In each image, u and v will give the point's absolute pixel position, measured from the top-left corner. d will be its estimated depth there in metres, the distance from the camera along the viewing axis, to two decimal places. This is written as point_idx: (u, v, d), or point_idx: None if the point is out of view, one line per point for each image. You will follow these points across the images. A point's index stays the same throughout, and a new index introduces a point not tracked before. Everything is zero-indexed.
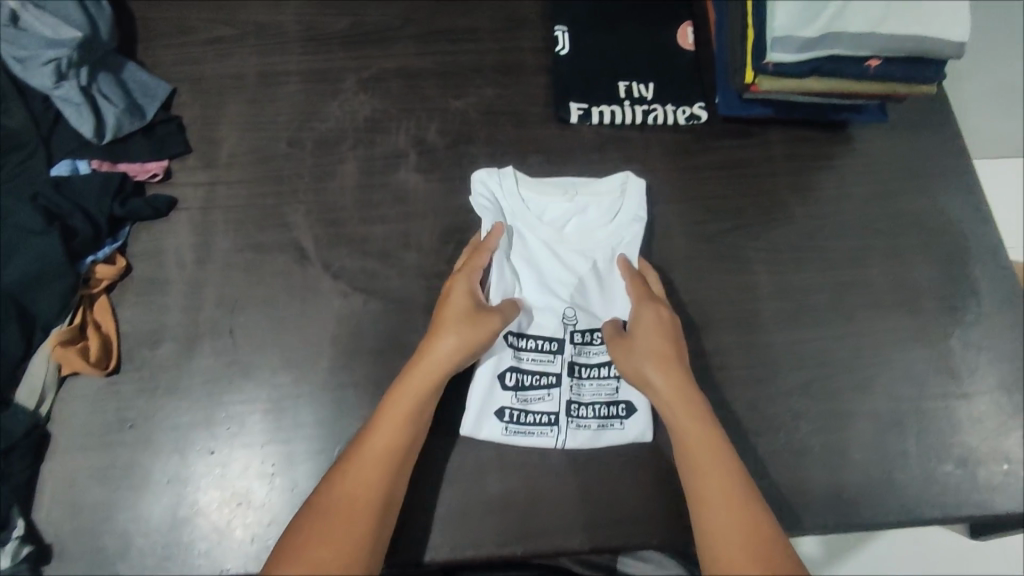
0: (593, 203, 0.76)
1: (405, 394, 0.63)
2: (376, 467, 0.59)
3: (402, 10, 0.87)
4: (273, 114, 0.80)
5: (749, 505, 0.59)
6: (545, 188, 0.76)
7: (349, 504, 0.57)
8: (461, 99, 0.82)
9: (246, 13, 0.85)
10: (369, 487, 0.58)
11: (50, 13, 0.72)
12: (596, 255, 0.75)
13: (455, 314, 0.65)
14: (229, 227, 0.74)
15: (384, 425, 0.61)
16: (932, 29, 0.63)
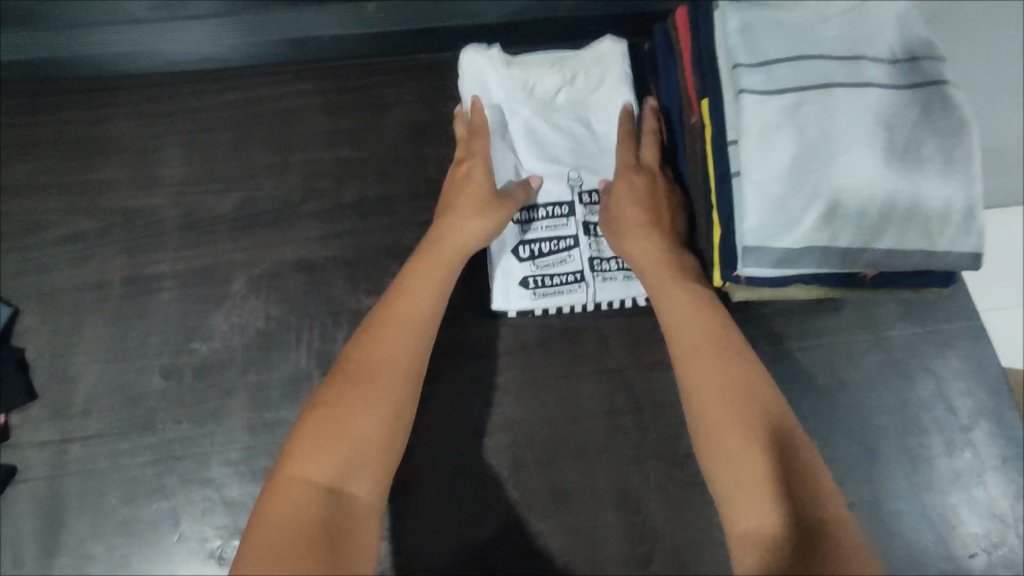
0: (580, 73, 0.74)
1: (426, 278, 0.61)
2: (400, 343, 0.56)
3: (303, 179, 0.73)
4: (142, 335, 0.65)
5: (761, 396, 0.53)
6: (531, 63, 0.73)
7: (367, 375, 0.54)
8: (375, 294, 0.68)
9: (111, 198, 0.71)
10: (394, 380, 0.54)
11: None
12: (588, 115, 0.74)
13: (473, 194, 0.65)
14: (85, 498, 0.59)
15: (411, 307, 0.59)
16: (937, 241, 0.51)
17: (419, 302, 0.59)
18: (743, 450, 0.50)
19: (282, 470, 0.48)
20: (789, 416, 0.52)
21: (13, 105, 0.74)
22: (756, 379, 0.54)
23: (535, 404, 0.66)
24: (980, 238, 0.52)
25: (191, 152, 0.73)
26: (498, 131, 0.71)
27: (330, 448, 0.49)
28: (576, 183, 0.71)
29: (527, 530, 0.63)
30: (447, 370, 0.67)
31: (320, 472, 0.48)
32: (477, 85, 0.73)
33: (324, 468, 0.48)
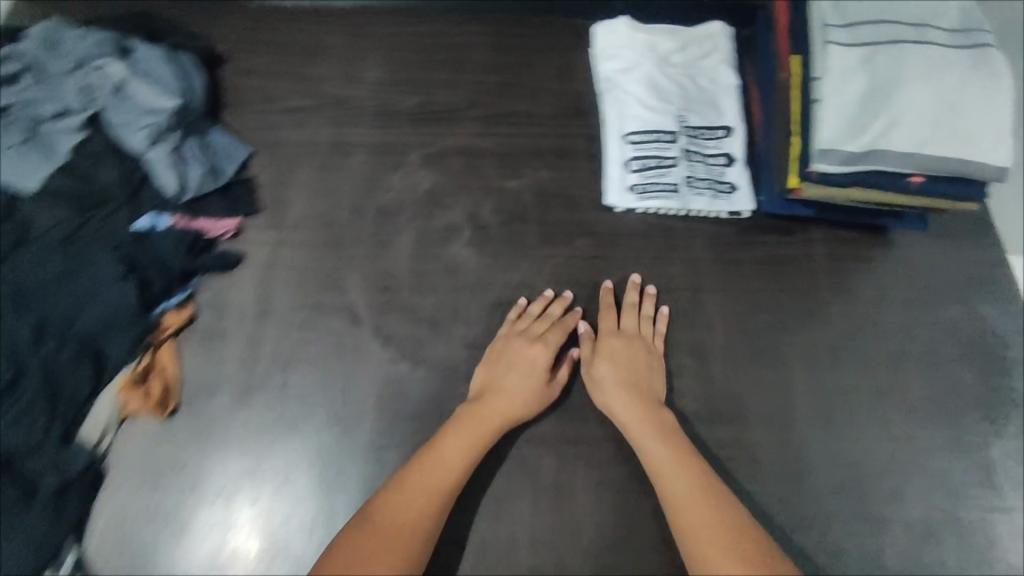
0: (691, 43, 0.94)
1: (463, 438, 0.68)
2: (423, 496, 0.63)
3: (471, 93, 0.94)
4: (340, 181, 0.85)
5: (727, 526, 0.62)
6: (653, 31, 0.94)
7: (397, 519, 0.61)
8: (517, 179, 0.88)
9: (324, 87, 0.93)
10: (413, 531, 0.61)
11: (151, 84, 0.80)
12: (695, 74, 0.93)
13: (523, 374, 0.72)
14: (290, 286, 0.78)
15: (444, 461, 0.66)
16: (973, 152, 0.68)
17: (447, 452, 0.67)
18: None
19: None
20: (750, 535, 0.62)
21: (256, 13, 0.97)
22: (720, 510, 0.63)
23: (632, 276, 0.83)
24: (1009, 153, 0.68)
25: (386, 64, 0.96)
26: (620, 77, 0.92)
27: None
28: (681, 120, 0.89)
29: None
30: (565, 242, 0.84)
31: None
32: (608, 43, 0.94)
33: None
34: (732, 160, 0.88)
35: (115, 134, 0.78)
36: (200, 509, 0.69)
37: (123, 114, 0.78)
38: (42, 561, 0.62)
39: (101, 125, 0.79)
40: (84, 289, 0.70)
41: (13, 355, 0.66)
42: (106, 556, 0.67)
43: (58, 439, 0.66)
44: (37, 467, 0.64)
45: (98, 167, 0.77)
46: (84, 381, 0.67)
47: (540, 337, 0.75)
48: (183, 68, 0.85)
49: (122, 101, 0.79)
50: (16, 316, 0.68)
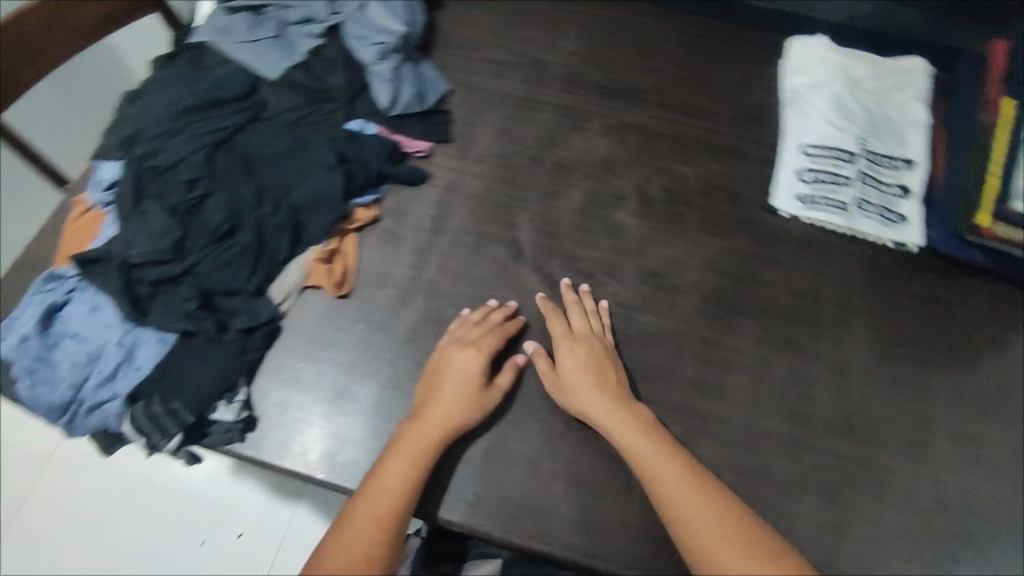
0: (886, 73, 0.94)
1: (402, 454, 0.66)
2: (374, 519, 0.62)
3: (656, 81, 0.99)
4: (525, 131, 0.91)
5: (726, 537, 0.61)
6: (847, 56, 0.94)
7: (349, 559, 0.60)
8: (690, 166, 0.91)
9: (524, 48, 1.00)
10: (369, 555, 0.61)
11: (387, 8, 0.90)
12: (885, 102, 0.92)
13: (458, 383, 0.70)
14: (466, 211, 0.84)
15: (384, 487, 0.64)
16: None
17: (388, 475, 0.65)
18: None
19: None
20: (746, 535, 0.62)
21: None
22: (712, 519, 0.62)
23: (786, 278, 0.83)
24: None
25: (581, 39, 1.02)
26: (806, 91, 0.93)
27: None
28: (863, 144, 0.88)
29: (756, 360, 0.78)
30: (725, 233, 0.86)
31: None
32: (801, 58, 0.96)
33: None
34: (909, 192, 0.87)
35: (350, 45, 0.88)
36: (362, 389, 0.73)
37: (360, 29, 0.89)
38: (222, 388, 0.68)
39: (337, 38, 0.89)
40: (302, 166, 0.79)
41: (235, 206, 0.76)
42: (268, 405, 0.71)
43: (254, 288, 0.73)
44: (232, 307, 0.72)
45: (331, 72, 0.86)
46: (285, 244, 0.76)
47: (472, 345, 0.72)
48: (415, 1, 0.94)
49: (361, 21, 0.89)
50: (244, 176, 0.77)
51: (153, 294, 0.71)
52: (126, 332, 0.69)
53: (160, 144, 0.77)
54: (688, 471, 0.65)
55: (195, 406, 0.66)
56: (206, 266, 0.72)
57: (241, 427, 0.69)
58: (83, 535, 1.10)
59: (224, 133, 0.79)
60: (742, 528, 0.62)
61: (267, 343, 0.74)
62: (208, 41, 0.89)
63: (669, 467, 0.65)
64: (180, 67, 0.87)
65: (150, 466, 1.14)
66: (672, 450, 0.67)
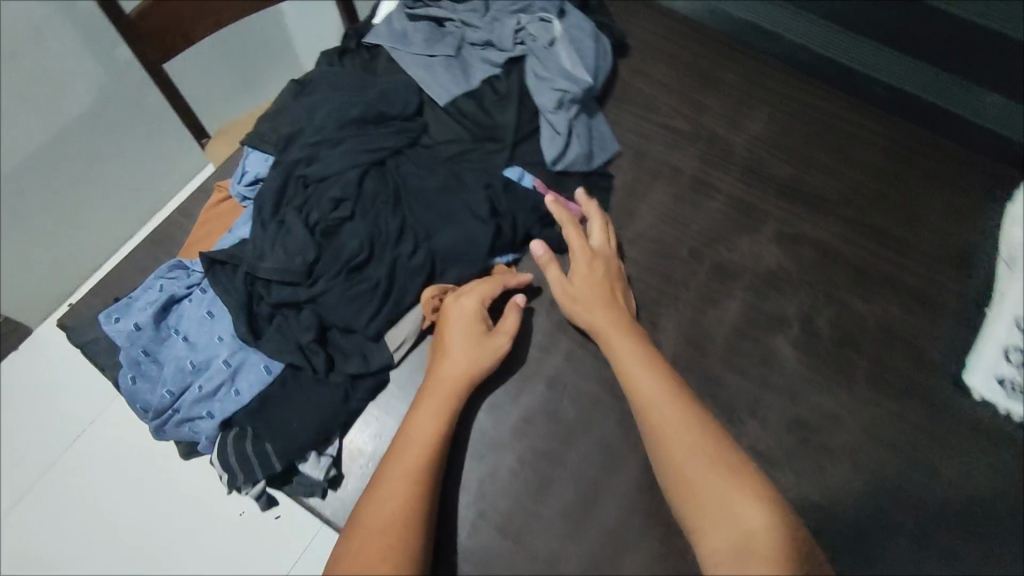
0: None
1: (424, 409, 0.63)
2: (405, 472, 0.59)
3: (844, 189, 0.86)
4: (690, 219, 0.82)
5: (706, 462, 0.62)
6: None
7: (388, 517, 0.57)
8: (867, 302, 0.79)
9: (707, 119, 0.90)
10: (405, 502, 0.58)
11: (576, 52, 0.82)
12: None
13: (461, 330, 0.67)
14: None
15: (410, 437, 0.62)
16: None
17: (414, 427, 0.62)
18: (710, 519, 0.60)
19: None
20: (721, 455, 0.62)
21: (672, 27, 0.98)
22: (688, 439, 0.63)
23: (963, 472, 0.69)
24: None
25: (772, 122, 0.90)
26: None
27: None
28: None
29: (908, 565, 0.65)
30: (896, 396, 0.73)
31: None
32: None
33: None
34: None
35: (530, 84, 0.81)
36: (459, 472, 0.67)
37: (544, 68, 0.81)
38: (317, 440, 0.63)
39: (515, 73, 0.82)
40: (452, 209, 0.73)
41: (374, 238, 0.70)
42: (357, 466, 0.66)
43: (373, 333, 0.68)
44: (346, 348, 0.68)
45: (501, 108, 0.79)
46: (414, 290, 0.70)
47: (468, 291, 0.69)
48: (603, 46, 0.86)
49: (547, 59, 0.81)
50: (391, 207, 0.71)
51: (272, 315, 0.67)
52: (234, 352, 0.65)
53: (315, 153, 0.73)
54: (659, 389, 0.65)
55: (286, 454, 0.62)
56: (332, 299, 0.67)
57: (325, 485, 0.63)
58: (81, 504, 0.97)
59: (381, 154, 0.74)
60: (715, 446, 0.63)
61: (372, 395, 0.68)
62: (382, 47, 0.84)
63: (642, 385, 0.66)
64: (349, 69, 0.83)
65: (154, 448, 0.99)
66: (646, 364, 0.67)
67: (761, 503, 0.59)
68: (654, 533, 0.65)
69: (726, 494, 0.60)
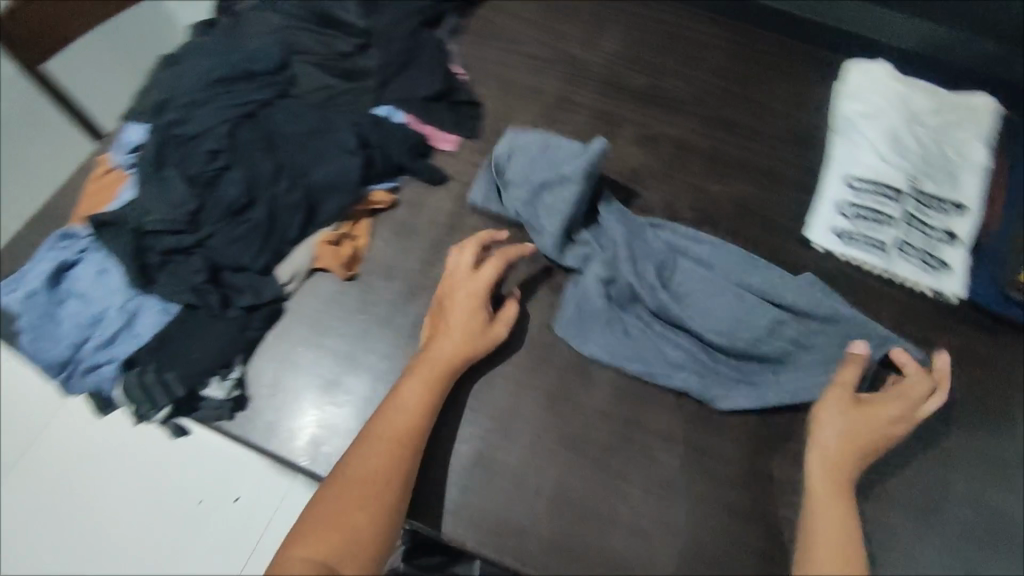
0: (951, 109, 0.88)
1: (418, 374, 0.67)
2: (395, 432, 0.64)
3: (698, 90, 0.92)
4: (555, 133, 0.88)
5: (843, 516, 0.62)
6: (911, 85, 0.88)
7: (367, 480, 0.61)
8: (723, 185, 0.86)
9: (566, 45, 0.95)
10: (393, 467, 0.62)
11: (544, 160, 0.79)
12: (943, 141, 0.86)
13: (462, 311, 0.70)
14: (484, 208, 0.82)
15: (402, 403, 0.65)
16: None
17: (411, 395, 0.66)
18: None
19: (300, 554, 0.58)
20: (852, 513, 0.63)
21: None
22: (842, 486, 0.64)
23: None
24: None
25: (627, 38, 0.95)
26: (861, 118, 0.87)
27: (343, 540, 0.58)
28: (914, 183, 0.84)
29: None
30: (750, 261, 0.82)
31: (354, 541, 0.58)
32: (862, 80, 0.89)
33: (340, 550, 0.58)
34: (954, 238, 0.82)
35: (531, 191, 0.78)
36: (348, 381, 0.71)
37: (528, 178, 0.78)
38: (216, 365, 0.68)
39: (796, 352, 0.73)
40: (325, 147, 0.77)
41: (253, 182, 0.74)
42: (261, 387, 0.70)
43: (262, 266, 0.73)
44: (238, 284, 0.72)
45: (365, 56, 0.85)
46: (296, 224, 0.75)
47: (455, 267, 0.72)
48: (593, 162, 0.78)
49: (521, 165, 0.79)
50: (264, 152, 0.76)
51: (164, 263, 0.71)
52: (128, 299, 0.70)
53: (186, 112, 0.77)
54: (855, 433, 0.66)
55: (187, 381, 0.66)
56: (219, 242, 0.72)
57: (230, 407, 0.68)
58: (24, 508, 1.00)
59: (250, 107, 0.78)
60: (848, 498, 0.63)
61: (268, 323, 0.73)
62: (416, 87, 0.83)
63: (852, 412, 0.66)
64: (216, 32, 0.85)
65: (97, 444, 1.03)
66: (851, 401, 0.67)
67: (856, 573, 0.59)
68: (541, 407, 0.72)
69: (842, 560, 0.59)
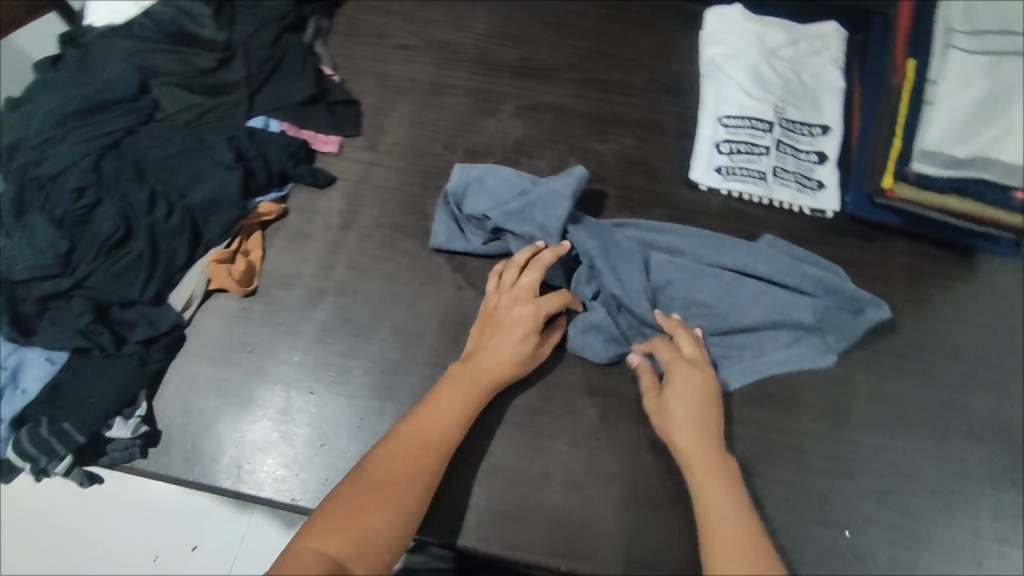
0: (805, 37, 0.91)
1: (456, 386, 0.65)
2: (429, 440, 0.61)
3: (568, 56, 0.94)
4: (436, 118, 0.89)
5: (737, 513, 0.59)
6: (765, 21, 0.92)
7: (394, 484, 0.58)
8: (605, 143, 0.89)
9: (435, 30, 0.95)
10: (423, 476, 0.59)
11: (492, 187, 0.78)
12: (802, 68, 0.90)
13: (510, 334, 0.67)
14: (376, 202, 0.82)
15: (437, 413, 0.63)
16: None
17: (446, 405, 0.64)
18: None
19: (312, 547, 0.53)
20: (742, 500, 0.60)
21: None
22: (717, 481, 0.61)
23: None
24: None
25: (494, 17, 0.97)
26: (724, 61, 0.91)
27: (359, 539, 0.54)
28: (781, 111, 0.87)
29: None
30: (642, 210, 0.85)
31: (368, 544, 0.54)
32: (719, 25, 0.93)
33: (351, 549, 0.53)
34: (824, 158, 0.86)
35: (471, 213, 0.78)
36: (258, 394, 0.71)
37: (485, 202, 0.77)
38: (118, 405, 0.66)
39: (786, 322, 0.75)
40: (200, 167, 0.76)
41: (127, 213, 0.72)
42: (173, 418, 0.69)
43: (151, 296, 0.70)
44: (129, 319, 0.70)
45: (228, 68, 0.83)
46: (181, 249, 0.72)
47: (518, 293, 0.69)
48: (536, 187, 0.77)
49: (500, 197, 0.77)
50: (136, 181, 0.73)
51: (43, 311, 0.69)
52: (9, 355, 0.67)
53: (43, 153, 0.74)
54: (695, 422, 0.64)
55: (87, 426, 0.64)
56: (99, 280, 0.69)
57: (139, 444, 0.67)
58: None
59: (113, 136, 0.75)
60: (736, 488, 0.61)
61: (169, 354, 0.71)
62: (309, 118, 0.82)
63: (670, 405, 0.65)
64: (65, 66, 0.80)
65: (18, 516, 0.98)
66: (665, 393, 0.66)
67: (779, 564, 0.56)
68: None
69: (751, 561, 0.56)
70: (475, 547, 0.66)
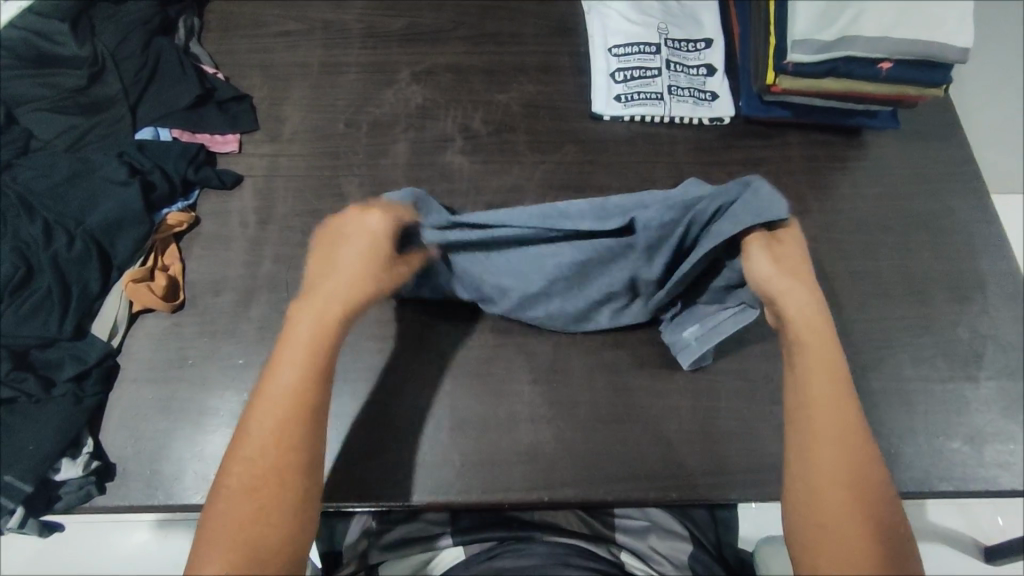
0: None
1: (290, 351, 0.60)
2: (268, 422, 0.56)
3: (453, 13, 0.94)
4: (334, 98, 0.87)
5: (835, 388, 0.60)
6: None
7: (259, 480, 0.54)
8: (507, 93, 0.90)
9: (313, 10, 0.92)
10: (274, 457, 0.55)
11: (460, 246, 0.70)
12: None
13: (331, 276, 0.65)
14: (290, 192, 0.81)
15: (272, 392, 0.57)
16: (926, 35, 0.75)
17: (275, 381, 0.58)
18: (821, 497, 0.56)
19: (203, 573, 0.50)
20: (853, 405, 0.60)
21: None
22: (832, 383, 0.60)
23: (620, 177, 0.86)
24: (963, 37, 0.75)
25: None
26: None
27: (241, 547, 0.51)
28: (664, 32, 0.90)
29: None
30: (555, 150, 0.87)
31: (260, 557, 0.51)
32: None
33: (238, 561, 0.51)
34: (712, 70, 0.90)
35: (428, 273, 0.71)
36: (209, 403, 0.69)
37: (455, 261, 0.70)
38: (61, 446, 0.63)
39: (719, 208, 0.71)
40: (94, 189, 0.72)
41: (24, 252, 0.68)
42: (126, 448, 0.67)
43: (71, 330, 0.67)
44: (53, 359, 0.67)
45: (99, 82, 0.77)
46: (93, 276, 0.69)
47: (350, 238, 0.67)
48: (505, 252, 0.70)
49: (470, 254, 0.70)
50: (26, 216, 0.69)
51: None
52: None
53: None
54: (817, 337, 0.63)
55: (32, 473, 0.62)
56: (5, 325, 0.65)
57: (95, 479, 0.65)
58: None
59: None
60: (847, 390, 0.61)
61: (105, 385, 0.69)
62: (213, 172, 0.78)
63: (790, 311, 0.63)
64: None
65: None
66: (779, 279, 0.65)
67: (886, 487, 0.57)
68: (414, 351, 0.73)
69: (852, 468, 0.57)
70: (461, 499, 0.68)
